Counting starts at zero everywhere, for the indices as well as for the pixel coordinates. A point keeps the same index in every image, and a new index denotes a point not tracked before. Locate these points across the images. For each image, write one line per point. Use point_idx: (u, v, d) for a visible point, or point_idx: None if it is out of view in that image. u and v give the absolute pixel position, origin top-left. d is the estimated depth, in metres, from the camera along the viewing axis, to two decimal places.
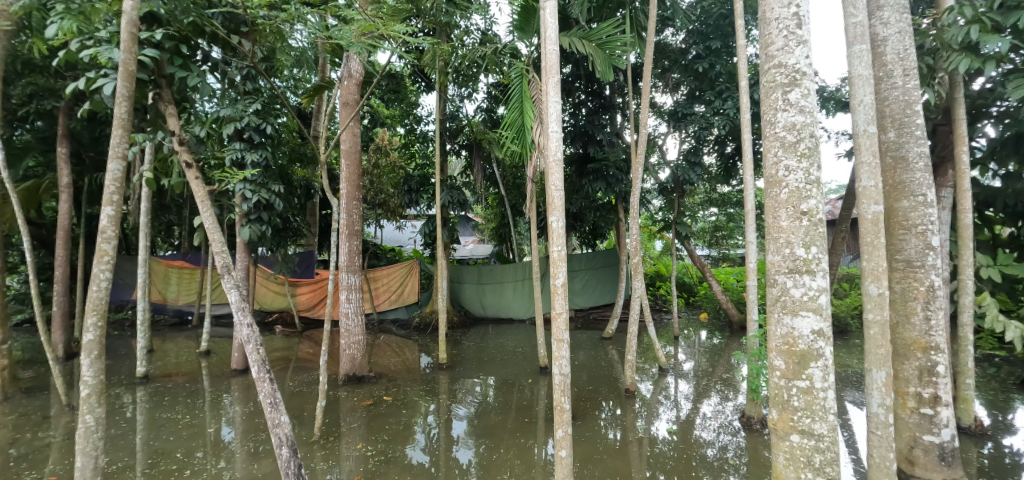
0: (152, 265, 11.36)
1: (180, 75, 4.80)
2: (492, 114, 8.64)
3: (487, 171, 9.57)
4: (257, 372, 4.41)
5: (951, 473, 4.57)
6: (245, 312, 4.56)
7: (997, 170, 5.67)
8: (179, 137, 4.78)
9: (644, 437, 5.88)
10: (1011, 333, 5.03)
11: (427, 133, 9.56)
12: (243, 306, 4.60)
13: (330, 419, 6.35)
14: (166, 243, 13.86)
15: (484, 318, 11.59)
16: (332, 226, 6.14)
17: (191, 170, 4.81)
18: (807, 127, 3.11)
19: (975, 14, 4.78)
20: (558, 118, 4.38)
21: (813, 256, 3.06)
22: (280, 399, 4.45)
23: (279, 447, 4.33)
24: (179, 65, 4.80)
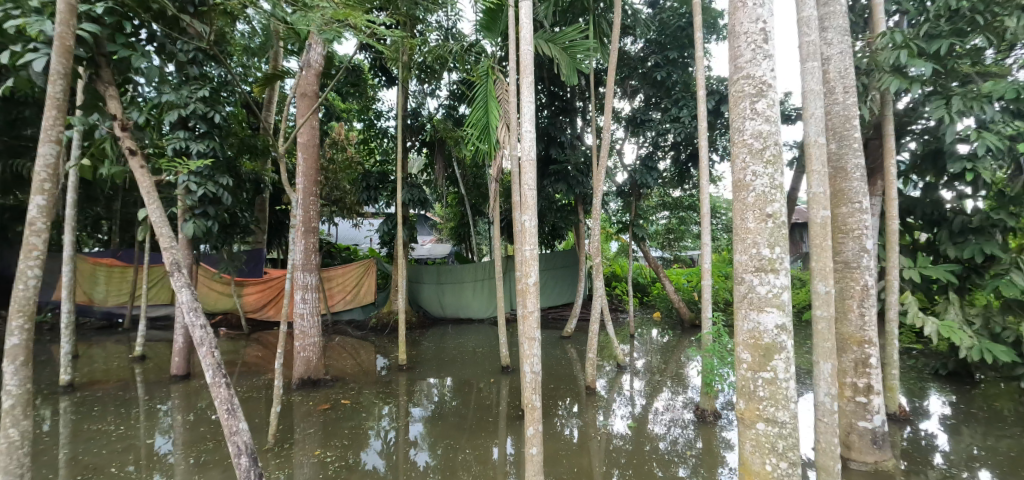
0: (76, 263, 10.31)
1: (123, 54, 4.41)
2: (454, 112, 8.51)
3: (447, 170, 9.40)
4: (212, 377, 4.13)
5: (882, 456, 4.99)
6: (198, 313, 4.17)
7: (918, 180, 6.04)
8: (120, 122, 4.38)
9: (603, 433, 6.03)
10: (931, 329, 5.51)
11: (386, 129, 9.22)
12: (195, 305, 4.19)
13: (283, 426, 6.05)
14: (91, 239, 12.73)
15: (443, 318, 11.47)
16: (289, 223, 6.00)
17: (135, 158, 4.42)
18: (771, 135, 3.32)
19: (904, 40, 5.26)
20: (531, 119, 4.42)
21: (777, 256, 3.27)
22: (238, 404, 4.18)
23: (237, 456, 4.09)
24: (122, 43, 4.42)
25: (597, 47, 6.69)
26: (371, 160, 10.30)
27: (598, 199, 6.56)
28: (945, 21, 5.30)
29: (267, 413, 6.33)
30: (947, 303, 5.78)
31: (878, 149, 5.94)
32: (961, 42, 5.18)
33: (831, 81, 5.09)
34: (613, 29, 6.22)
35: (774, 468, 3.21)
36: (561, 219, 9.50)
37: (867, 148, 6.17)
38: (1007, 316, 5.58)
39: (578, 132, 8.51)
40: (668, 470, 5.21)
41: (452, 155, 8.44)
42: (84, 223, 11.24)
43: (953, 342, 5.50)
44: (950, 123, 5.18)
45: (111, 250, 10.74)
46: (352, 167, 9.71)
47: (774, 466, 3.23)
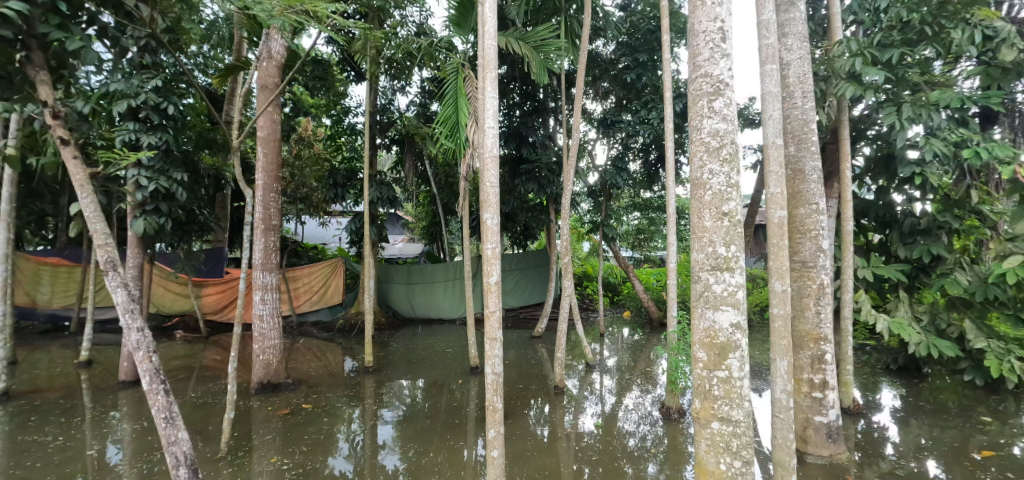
0: (18, 262, 9.73)
1: (56, 37, 4.05)
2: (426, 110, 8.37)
3: (419, 169, 9.23)
4: (149, 384, 4.01)
5: (837, 449, 5.17)
6: (135, 315, 4.04)
7: (870, 185, 6.14)
8: (52, 110, 4.12)
9: (571, 432, 6.09)
10: (883, 326, 5.73)
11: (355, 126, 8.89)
12: (132, 308, 4.04)
13: (239, 433, 5.85)
14: (36, 236, 12.00)
15: (413, 319, 11.30)
16: (245, 220, 5.72)
17: (67, 148, 4.16)
18: (728, 134, 3.39)
19: (859, 48, 5.41)
20: (493, 115, 4.42)
21: (733, 254, 3.34)
22: (178, 413, 4.10)
23: (176, 467, 4.04)
24: (57, 25, 4.06)
25: (569, 47, 6.75)
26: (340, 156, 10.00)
27: (567, 198, 6.63)
28: (897, 31, 5.43)
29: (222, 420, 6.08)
30: (897, 301, 6.01)
31: (834, 153, 6.15)
32: (910, 52, 5.35)
33: (789, 86, 5.26)
34: (584, 29, 6.36)
35: (728, 466, 3.29)
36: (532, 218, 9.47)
37: (823, 152, 6.35)
38: (951, 313, 5.87)
39: (550, 131, 8.54)
40: (635, 467, 5.29)
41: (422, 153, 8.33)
42: (28, 219, 10.57)
43: (902, 339, 5.73)
44: (900, 130, 5.38)
45: (57, 249, 10.06)
46: (318, 164, 9.56)
47: (728, 466, 3.31)
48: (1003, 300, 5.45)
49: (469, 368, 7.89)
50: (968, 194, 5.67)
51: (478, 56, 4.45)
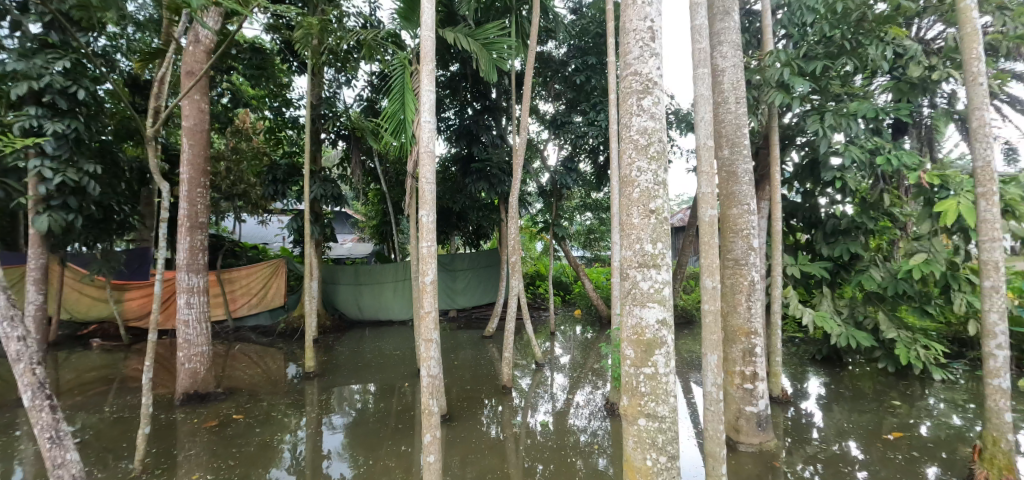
0: None
1: None
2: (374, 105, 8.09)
3: (367, 166, 8.89)
4: (31, 400, 3.87)
5: (766, 436, 5.51)
6: (14, 324, 3.81)
7: (799, 187, 6.56)
8: None
9: (521, 431, 6.12)
10: (809, 318, 6.15)
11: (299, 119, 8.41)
12: (9, 314, 3.80)
13: (160, 448, 5.45)
14: None
15: (360, 322, 10.89)
16: (160, 216, 5.23)
17: None
18: (656, 132, 3.58)
19: (788, 59, 5.60)
20: (429, 108, 4.91)
21: (659, 252, 3.53)
22: (64, 431, 4.00)
23: None
24: None
25: (518, 47, 6.70)
26: (280, 151, 9.49)
27: (515, 197, 6.63)
28: (821, 45, 5.75)
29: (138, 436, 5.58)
30: (821, 296, 6.47)
31: (765, 157, 6.44)
32: (833, 64, 5.56)
33: (723, 92, 5.57)
34: (533, 29, 6.38)
35: (654, 461, 3.48)
36: (484, 217, 9.75)
37: (756, 157, 6.65)
38: (867, 307, 6.37)
39: (503, 130, 8.42)
40: (586, 462, 5.41)
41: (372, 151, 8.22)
42: None
43: (825, 331, 6.18)
44: (824, 137, 5.67)
45: None
46: (257, 158, 8.85)
47: (655, 461, 3.50)
48: (910, 294, 5.99)
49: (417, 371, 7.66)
50: (883, 197, 6.09)
51: (415, 51, 4.86)
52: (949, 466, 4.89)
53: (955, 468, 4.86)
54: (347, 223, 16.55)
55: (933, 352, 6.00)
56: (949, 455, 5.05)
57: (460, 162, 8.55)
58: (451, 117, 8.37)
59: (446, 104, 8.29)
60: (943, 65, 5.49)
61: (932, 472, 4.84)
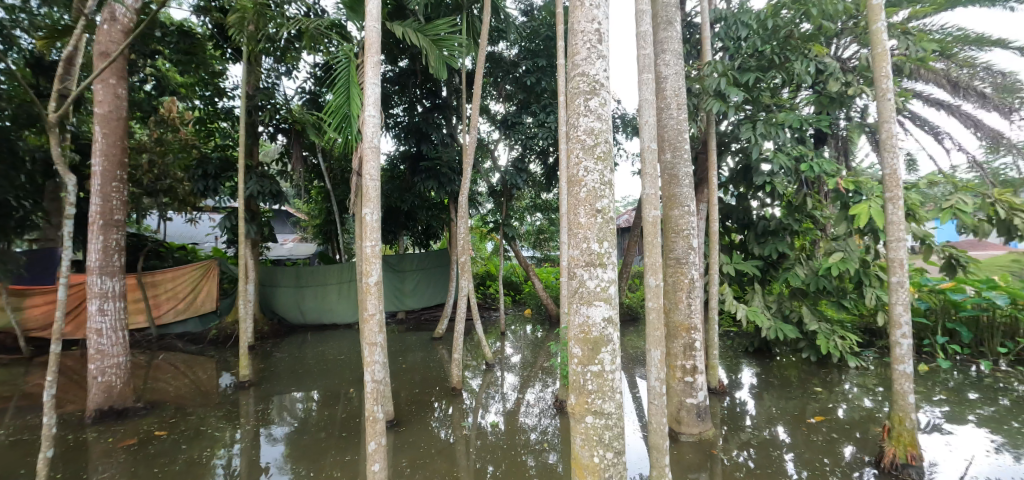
0: None
1: None
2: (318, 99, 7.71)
3: (310, 162, 8.49)
4: None
5: (705, 426, 5.67)
6: None
7: (733, 191, 6.99)
8: None
9: (471, 433, 6.06)
10: (743, 314, 6.52)
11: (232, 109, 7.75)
12: None
13: (70, 471, 4.91)
14: None
15: (301, 326, 10.29)
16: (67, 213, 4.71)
17: None
18: (602, 133, 3.86)
19: (724, 70, 5.72)
20: (374, 103, 5.49)
21: (605, 251, 3.80)
22: None
23: None
24: None
25: (471, 46, 6.81)
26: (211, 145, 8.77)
27: (466, 196, 6.51)
28: (753, 58, 5.86)
29: (40, 460, 4.97)
30: (753, 292, 6.90)
31: (705, 161, 6.74)
32: (764, 76, 5.74)
33: (665, 98, 5.68)
34: (484, 28, 6.32)
35: (601, 458, 3.75)
36: (432, 217, 9.82)
37: (696, 161, 6.93)
38: (792, 301, 6.89)
39: (453, 129, 8.24)
40: (538, 459, 5.48)
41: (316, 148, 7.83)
42: None
43: (757, 324, 6.57)
44: (757, 144, 5.89)
45: None
46: (185, 152, 8.25)
47: (602, 457, 3.76)
48: (830, 289, 6.47)
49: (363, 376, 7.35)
50: (806, 201, 6.46)
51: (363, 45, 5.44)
52: (864, 446, 5.31)
53: (868, 446, 5.32)
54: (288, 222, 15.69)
55: (849, 341, 6.57)
56: (864, 435, 5.52)
57: (408, 160, 8.33)
58: (399, 115, 8.15)
59: (395, 100, 8.04)
60: (856, 81, 5.71)
61: (848, 451, 5.28)
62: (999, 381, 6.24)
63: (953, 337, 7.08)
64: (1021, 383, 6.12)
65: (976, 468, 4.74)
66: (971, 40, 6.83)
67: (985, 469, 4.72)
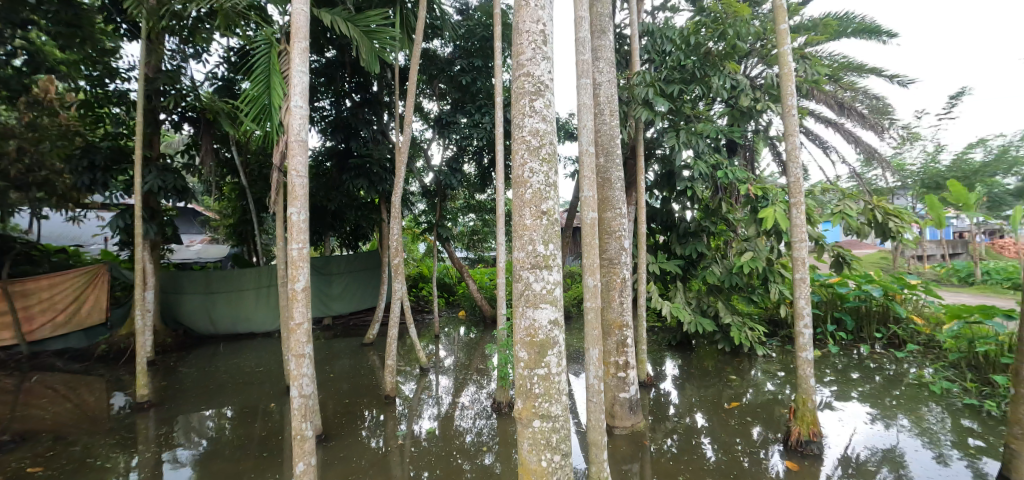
0: None
1: None
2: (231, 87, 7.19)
3: (221, 154, 7.93)
4: None
5: (637, 418, 6.00)
6: None
7: (659, 194, 7.49)
8: None
9: (406, 441, 5.87)
10: (667, 310, 6.97)
11: (127, 93, 7.10)
12: None
13: None
14: None
15: (212, 336, 9.53)
16: None
17: None
18: (546, 134, 4.00)
19: (651, 81, 6.07)
20: (301, 92, 5.11)
21: (550, 252, 3.95)
22: None
23: None
24: None
25: (405, 40, 6.62)
26: (100, 132, 7.83)
27: (399, 195, 6.33)
28: (676, 72, 6.30)
29: None
30: (676, 289, 7.40)
31: (633, 166, 7.15)
32: (685, 88, 6.18)
33: (600, 104, 5.91)
34: (418, 25, 6.18)
35: (548, 461, 3.87)
36: (362, 217, 9.29)
37: (625, 166, 7.35)
38: (710, 298, 7.45)
39: (384, 126, 8.08)
40: (473, 462, 5.44)
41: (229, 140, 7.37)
42: None
43: (680, 319, 7.08)
44: (679, 151, 6.32)
45: None
46: (67, 139, 7.50)
47: (548, 461, 3.88)
48: (741, 286, 7.11)
49: (285, 388, 6.84)
50: (721, 204, 7.08)
51: (288, 29, 5.09)
52: (770, 426, 5.93)
53: (772, 426, 5.93)
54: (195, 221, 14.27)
55: (757, 332, 7.26)
56: (769, 416, 6.15)
57: (335, 157, 7.93)
58: (326, 108, 7.79)
59: (321, 92, 7.69)
60: (764, 98, 6.31)
61: (756, 431, 5.86)
62: (874, 362, 7.26)
63: (839, 325, 8.10)
64: (892, 363, 7.17)
65: (859, 438, 5.52)
66: (853, 67, 7.92)
67: (865, 438, 5.51)
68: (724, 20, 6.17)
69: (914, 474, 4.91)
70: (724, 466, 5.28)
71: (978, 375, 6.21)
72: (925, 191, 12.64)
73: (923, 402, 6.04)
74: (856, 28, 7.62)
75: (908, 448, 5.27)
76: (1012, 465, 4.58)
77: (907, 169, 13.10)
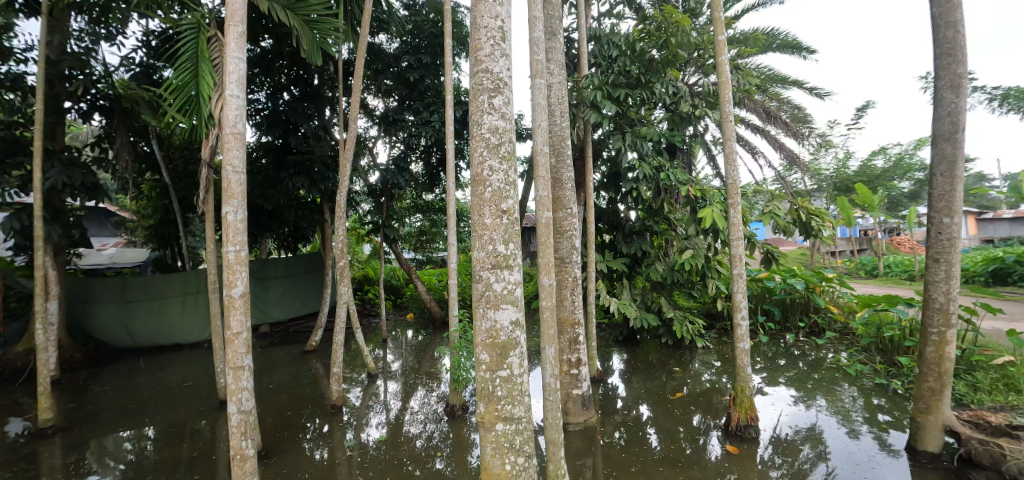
0: None
1: None
2: (154, 75, 6.81)
3: (141, 149, 7.47)
4: None
5: (589, 414, 6.15)
6: None
7: (604, 196, 7.77)
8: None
9: (353, 451, 5.60)
10: (615, 306, 7.21)
11: (23, 76, 6.46)
12: None
13: None
14: None
15: (130, 349, 8.88)
16: None
17: None
18: (505, 133, 3.95)
19: (599, 85, 6.22)
20: (238, 80, 4.69)
21: (510, 252, 3.90)
22: None
23: None
24: None
25: (349, 32, 6.35)
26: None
27: (344, 194, 6.01)
28: (623, 76, 6.53)
29: None
30: (622, 286, 7.67)
31: (582, 167, 7.33)
32: (631, 93, 6.49)
33: (552, 105, 6.02)
34: (364, 19, 5.93)
35: (512, 465, 3.81)
36: (303, 217, 8.78)
37: (574, 166, 7.54)
38: (654, 294, 7.75)
39: (325, 121, 7.78)
40: (425, 468, 5.27)
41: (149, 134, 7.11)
42: None
43: (627, 315, 7.34)
44: (624, 153, 6.61)
45: None
46: None
47: (511, 464, 3.82)
48: (682, 282, 7.51)
49: (219, 403, 6.30)
50: (663, 205, 7.32)
51: (224, 11, 4.69)
52: (709, 413, 6.31)
53: (711, 413, 6.30)
54: (107, 222, 12.98)
55: (697, 325, 7.69)
56: (709, 404, 6.52)
57: (271, 153, 7.48)
58: (261, 100, 7.37)
59: (256, 83, 7.30)
60: (702, 105, 6.74)
61: (696, 419, 6.20)
62: (798, 349, 7.94)
63: (768, 315, 8.88)
64: (814, 349, 7.88)
65: (785, 419, 6.02)
66: (777, 79, 8.65)
67: (791, 419, 6.01)
68: (667, 29, 6.44)
69: (833, 449, 5.42)
70: (670, 455, 5.51)
71: (886, 357, 6.99)
72: (837, 193, 14.35)
73: (840, 383, 6.69)
74: (781, 43, 8.33)
75: (827, 426, 5.81)
76: (918, 436, 5.16)
77: (823, 173, 14.58)
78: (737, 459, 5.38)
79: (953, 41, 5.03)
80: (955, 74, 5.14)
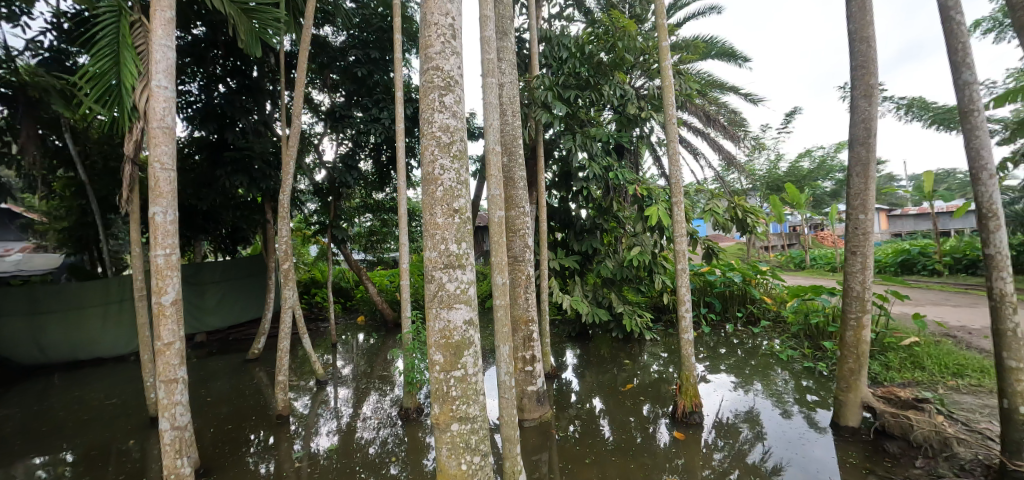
0: None
1: None
2: (66, 63, 6.19)
3: (50, 144, 6.77)
4: None
5: (544, 408, 6.25)
6: None
7: (556, 195, 7.92)
8: None
9: (300, 462, 5.33)
10: (568, 303, 7.37)
11: None
12: None
13: None
14: None
15: (41, 368, 8.02)
16: None
17: None
18: (457, 131, 3.89)
19: (549, 85, 6.33)
20: (167, 70, 4.32)
21: (463, 252, 3.85)
22: None
23: None
24: None
25: (291, 23, 6.17)
26: None
27: (287, 193, 5.68)
28: (572, 78, 6.67)
29: None
30: (574, 283, 7.82)
31: (534, 166, 7.45)
32: (580, 93, 6.63)
33: (505, 104, 6.05)
34: (308, 10, 5.63)
35: (468, 464, 3.78)
36: (241, 218, 8.25)
37: (528, 166, 7.63)
38: (604, 289, 8.00)
39: (266, 116, 7.37)
40: (378, 474, 5.13)
41: (61, 126, 6.51)
42: None
43: (579, 311, 7.51)
44: (574, 153, 6.73)
45: None
46: None
47: (467, 464, 3.80)
48: (630, 278, 7.80)
49: (149, 419, 5.81)
50: (612, 204, 7.55)
51: None
52: (657, 402, 6.60)
53: (660, 402, 6.59)
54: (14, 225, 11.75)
55: (645, 319, 8.02)
56: (657, 394, 6.82)
57: (205, 149, 7.01)
58: (194, 92, 6.92)
59: (188, 74, 6.88)
60: (647, 107, 7.02)
61: (646, 408, 6.47)
62: (737, 338, 8.52)
63: (711, 307, 9.44)
64: (752, 337, 8.47)
65: (727, 404, 6.42)
66: (716, 84, 9.21)
67: (731, 404, 6.42)
68: (614, 33, 6.65)
69: (768, 429, 5.85)
70: (620, 444, 5.71)
71: (813, 342, 7.63)
72: (768, 192, 15.56)
73: (774, 368, 7.23)
74: (719, 50, 8.86)
75: (763, 408, 6.26)
76: (841, 413, 5.64)
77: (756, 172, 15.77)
78: (683, 444, 5.66)
79: (867, 55, 5.55)
80: (869, 83, 5.64)
